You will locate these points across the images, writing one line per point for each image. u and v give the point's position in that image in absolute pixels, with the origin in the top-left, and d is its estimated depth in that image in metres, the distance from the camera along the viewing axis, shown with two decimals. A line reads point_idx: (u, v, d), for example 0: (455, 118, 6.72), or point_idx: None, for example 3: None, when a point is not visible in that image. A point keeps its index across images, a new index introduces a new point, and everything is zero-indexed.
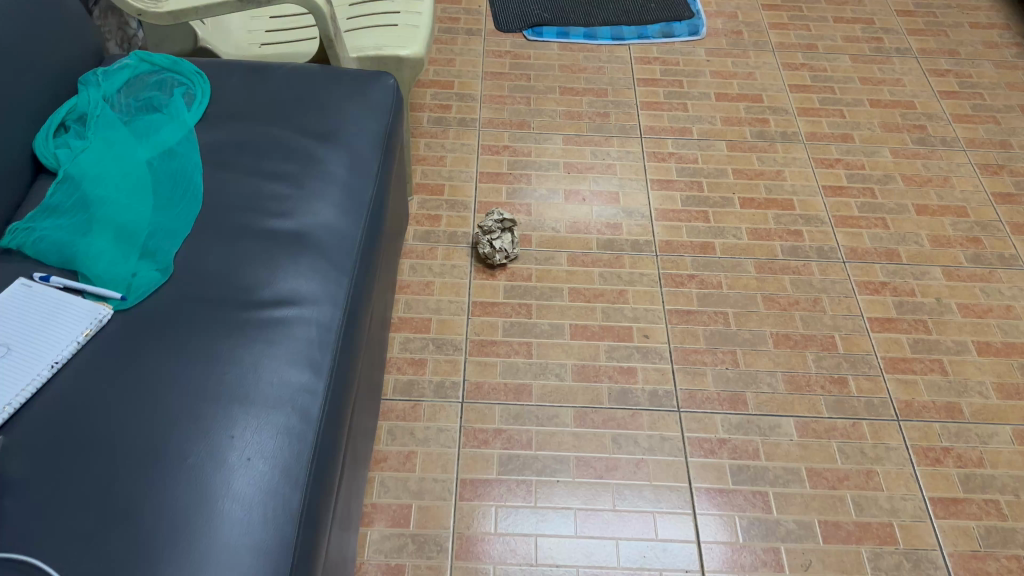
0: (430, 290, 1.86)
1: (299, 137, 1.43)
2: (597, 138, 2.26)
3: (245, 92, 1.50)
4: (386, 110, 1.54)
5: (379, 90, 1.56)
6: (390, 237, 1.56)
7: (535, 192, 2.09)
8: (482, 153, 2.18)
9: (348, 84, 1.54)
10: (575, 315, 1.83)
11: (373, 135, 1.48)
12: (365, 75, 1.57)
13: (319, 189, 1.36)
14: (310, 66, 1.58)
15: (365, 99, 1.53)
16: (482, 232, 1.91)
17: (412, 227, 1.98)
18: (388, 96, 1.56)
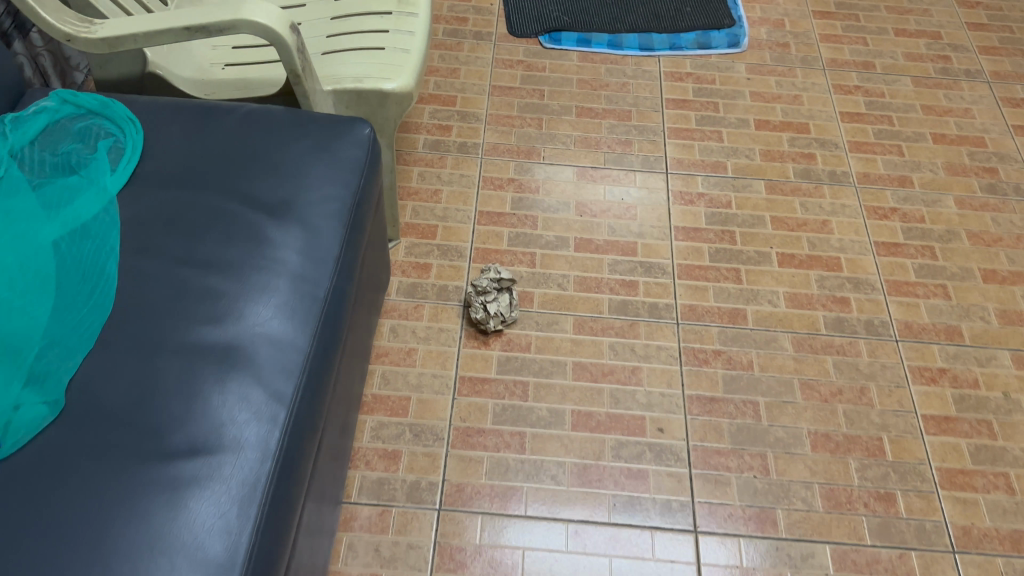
0: (411, 361, 1.60)
1: (245, 210, 1.16)
2: (617, 172, 1.97)
3: (186, 144, 1.23)
4: (358, 171, 1.27)
5: (351, 145, 1.29)
6: (355, 323, 1.30)
7: (541, 238, 1.82)
8: (484, 186, 1.90)
9: (313, 137, 1.27)
10: (578, 398, 1.57)
11: (338, 207, 1.22)
12: (336, 125, 1.30)
13: (263, 284, 1.10)
14: (270, 109, 1.31)
15: (333, 159, 1.26)
16: (475, 293, 1.64)
17: (397, 278, 1.72)
18: (362, 154, 1.29)
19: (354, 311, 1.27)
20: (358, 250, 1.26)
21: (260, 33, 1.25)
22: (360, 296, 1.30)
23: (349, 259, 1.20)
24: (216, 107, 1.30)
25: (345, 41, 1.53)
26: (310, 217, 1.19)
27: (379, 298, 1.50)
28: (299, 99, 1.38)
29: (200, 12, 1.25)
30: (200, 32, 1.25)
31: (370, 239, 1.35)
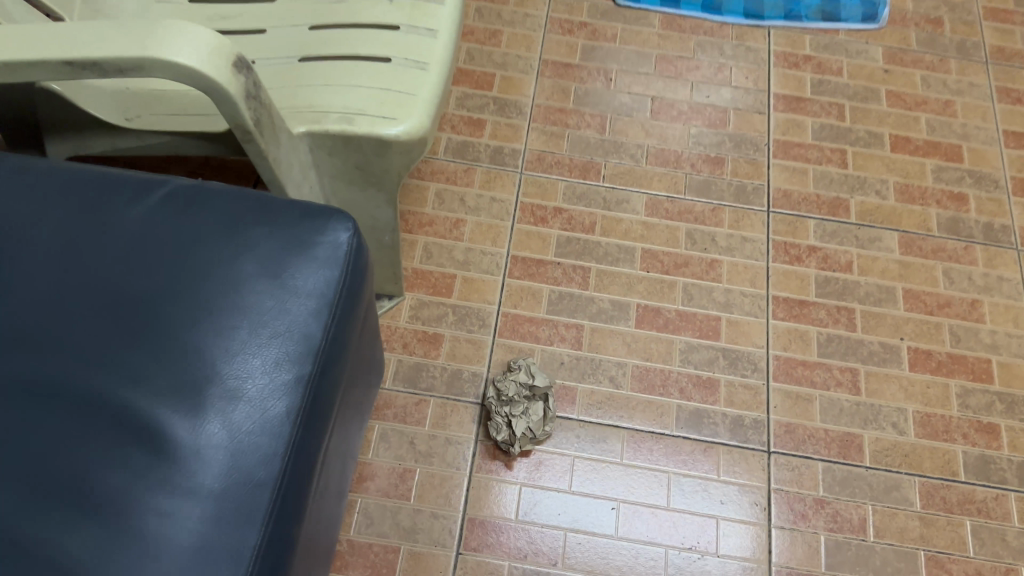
0: (405, 489, 1.18)
1: (145, 394, 0.74)
2: (703, 206, 1.46)
3: (64, 265, 0.79)
4: (329, 309, 0.81)
5: (320, 263, 0.83)
6: (317, 523, 0.88)
7: (592, 304, 1.33)
8: (520, 217, 1.40)
9: (262, 252, 0.82)
10: (625, 564, 1.17)
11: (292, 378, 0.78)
12: (299, 229, 0.84)
13: (158, 540, 0.68)
14: (202, 196, 0.85)
15: (290, 292, 0.81)
16: (500, 402, 1.19)
17: (396, 356, 1.27)
18: (337, 275, 0.83)
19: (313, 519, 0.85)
20: (322, 435, 0.82)
21: (186, 80, 0.78)
22: (324, 485, 0.87)
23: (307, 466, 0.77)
24: (122, 185, 0.85)
25: (335, 44, 1.02)
26: (244, 402, 0.75)
27: (356, 443, 1.08)
28: (253, 159, 0.90)
29: (92, 35, 0.77)
30: (92, 69, 0.78)
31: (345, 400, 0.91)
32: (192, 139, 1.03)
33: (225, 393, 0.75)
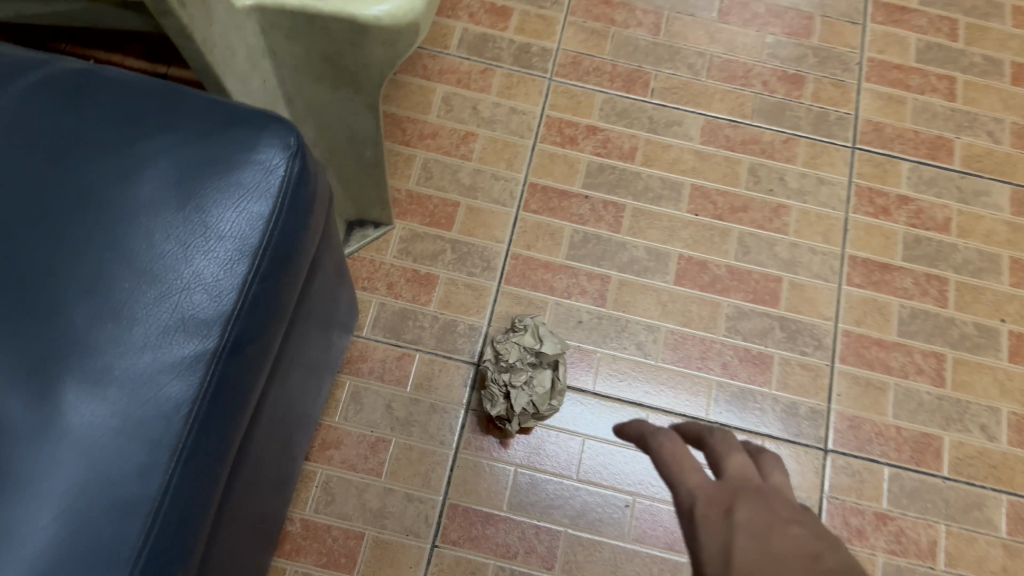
0: (376, 464, 0.97)
1: None
2: (773, 135, 1.18)
3: None
4: (253, 255, 0.59)
5: (245, 191, 0.60)
6: (232, 531, 0.67)
7: (624, 251, 1.08)
8: (545, 135, 1.13)
9: (166, 171, 0.60)
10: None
11: (191, 346, 0.56)
12: (220, 142, 0.61)
13: None
14: (92, 86, 0.62)
15: (198, 227, 0.59)
16: (498, 370, 0.96)
17: (379, 298, 1.03)
18: (268, 210, 0.60)
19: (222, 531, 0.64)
20: (238, 425, 0.60)
21: None
22: (242, 483, 0.66)
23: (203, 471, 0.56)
24: None
25: None
26: (118, 378, 0.54)
27: (313, 409, 0.87)
28: (175, 40, 0.64)
29: None
30: None
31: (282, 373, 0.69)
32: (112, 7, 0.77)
33: (93, 363, 0.54)
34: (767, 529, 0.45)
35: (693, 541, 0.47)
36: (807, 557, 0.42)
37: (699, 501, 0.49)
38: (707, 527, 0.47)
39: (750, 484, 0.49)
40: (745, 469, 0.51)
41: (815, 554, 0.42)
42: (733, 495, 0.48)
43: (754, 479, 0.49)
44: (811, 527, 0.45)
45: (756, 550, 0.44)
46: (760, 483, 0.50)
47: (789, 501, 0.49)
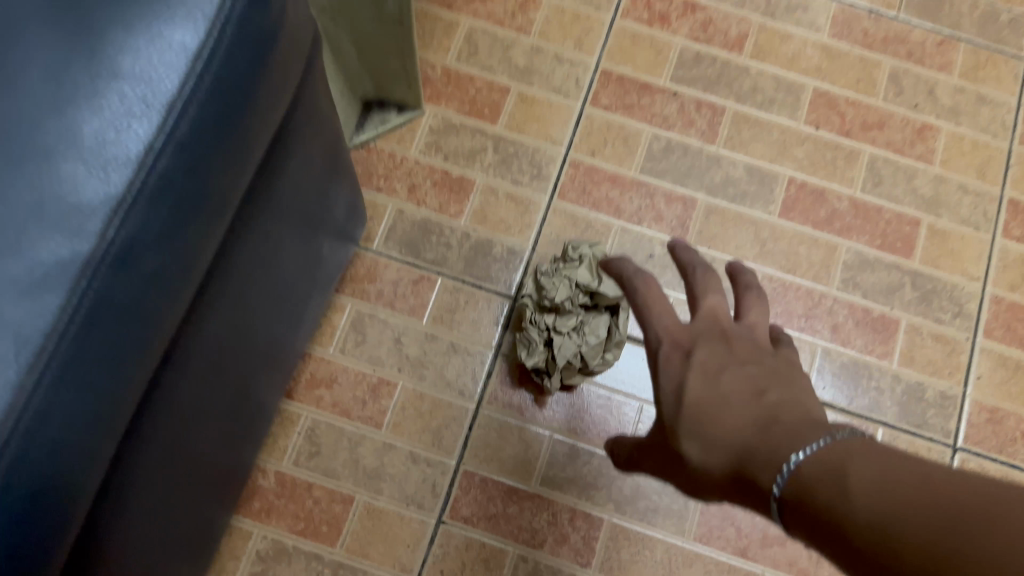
0: (376, 412, 0.76)
1: None
2: (924, 35, 0.90)
3: None
4: (168, 110, 0.37)
5: (164, 8, 0.38)
6: (147, 518, 0.46)
7: (718, 168, 0.83)
8: (628, 10, 0.87)
9: None
10: None
11: (52, 247, 0.35)
12: None
13: None
14: None
15: (83, 56, 0.37)
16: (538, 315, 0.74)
17: (396, 202, 0.81)
18: (197, 40, 0.38)
19: (124, 522, 0.43)
20: (141, 375, 0.39)
21: None
22: (166, 450, 0.46)
23: (67, 446, 0.35)
24: None
25: None
26: None
27: (293, 339, 0.66)
28: None
29: None
30: None
31: (235, 295, 0.48)
32: None
33: None
34: (719, 371, 0.45)
35: (651, 380, 0.47)
36: (757, 399, 0.42)
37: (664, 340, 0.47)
38: (665, 366, 0.47)
39: (716, 323, 0.48)
40: (718, 308, 0.48)
41: (760, 393, 0.43)
42: (695, 334, 0.47)
43: (722, 323, 0.48)
44: (767, 364, 0.46)
45: (705, 389, 0.44)
46: (732, 327, 0.48)
47: (755, 336, 0.48)
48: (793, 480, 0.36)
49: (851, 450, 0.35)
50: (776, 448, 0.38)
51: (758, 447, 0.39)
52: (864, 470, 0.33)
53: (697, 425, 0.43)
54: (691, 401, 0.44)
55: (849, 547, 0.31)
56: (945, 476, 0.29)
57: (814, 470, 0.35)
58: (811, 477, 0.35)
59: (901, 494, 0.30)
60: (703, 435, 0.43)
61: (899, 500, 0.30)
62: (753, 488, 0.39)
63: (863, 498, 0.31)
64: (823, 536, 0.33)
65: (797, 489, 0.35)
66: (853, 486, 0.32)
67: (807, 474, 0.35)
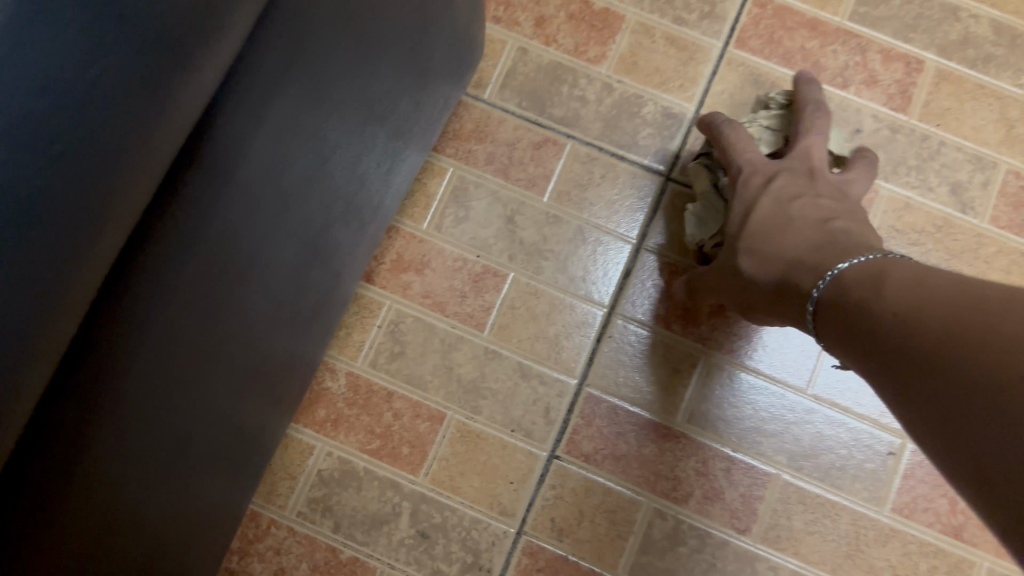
0: (478, 309, 0.58)
1: None
2: None
3: None
4: None
5: None
6: (158, 413, 0.30)
7: (956, 22, 0.62)
8: None
9: None
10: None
11: None
12: None
13: None
14: None
15: None
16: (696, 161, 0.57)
17: (519, 38, 0.62)
18: None
19: (118, 417, 0.27)
20: (139, 153, 0.21)
21: None
22: (197, 294, 0.29)
23: None
24: None
25: None
26: None
27: (385, 190, 0.49)
28: None
29: None
30: None
31: (318, 64, 0.31)
32: None
33: None
34: (793, 196, 0.48)
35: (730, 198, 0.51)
36: (822, 223, 0.46)
37: (745, 168, 0.51)
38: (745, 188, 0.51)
39: (805, 161, 0.51)
40: (813, 146, 0.51)
41: (827, 219, 0.46)
42: (781, 165, 0.50)
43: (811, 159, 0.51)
44: (844, 202, 0.48)
45: (775, 210, 0.48)
46: (821, 165, 0.51)
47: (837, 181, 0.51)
48: (830, 289, 0.40)
49: (896, 264, 0.37)
50: (821, 260, 0.42)
51: (816, 257, 0.43)
52: (895, 276, 0.36)
53: (757, 242, 0.47)
54: (759, 220, 0.48)
55: (873, 332, 0.34)
56: (977, 280, 0.31)
57: (852, 278, 0.38)
58: (851, 285, 0.38)
59: (917, 290, 0.33)
60: (761, 249, 0.47)
61: (913, 293, 0.33)
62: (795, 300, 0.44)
63: (887, 295, 0.35)
64: (851, 331, 0.37)
65: (835, 292, 0.39)
66: (885, 287, 0.35)
67: (847, 281, 0.39)
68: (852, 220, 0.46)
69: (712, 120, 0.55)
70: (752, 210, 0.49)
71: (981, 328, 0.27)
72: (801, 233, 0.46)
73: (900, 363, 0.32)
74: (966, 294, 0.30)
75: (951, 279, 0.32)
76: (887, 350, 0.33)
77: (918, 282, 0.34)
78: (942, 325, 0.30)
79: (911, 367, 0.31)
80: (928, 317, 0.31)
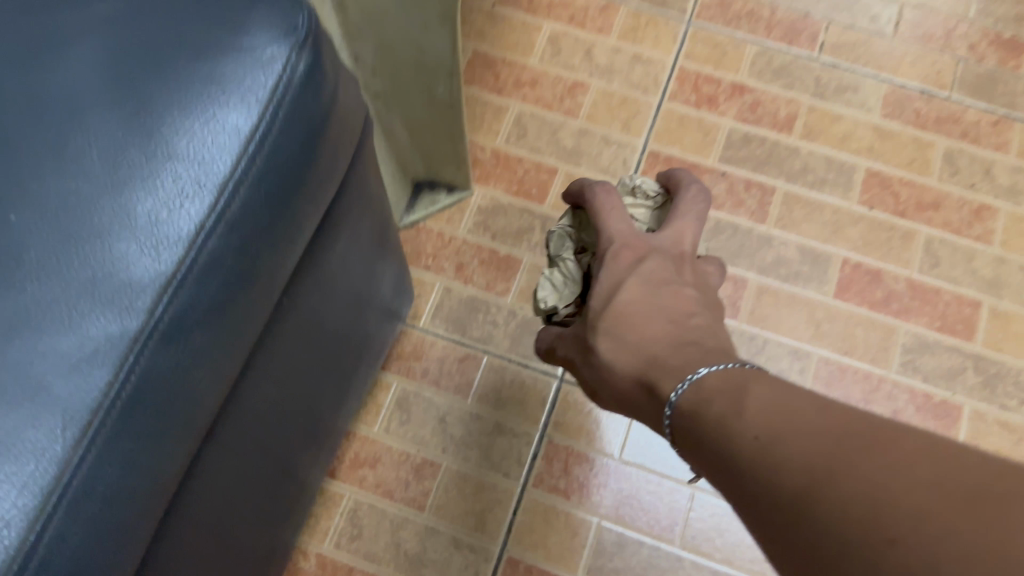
0: (418, 494, 0.74)
1: None
2: (979, 115, 0.88)
3: None
4: (222, 191, 0.37)
5: (218, 91, 0.38)
6: None
7: (769, 248, 0.82)
8: (676, 93, 0.88)
9: (102, 43, 0.38)
10: None
11: (102, 324, 0.34)
12: (190, 13, 0.39)
13: None
14: None
15: (141, 133, 0.37)
16: (559, 231, 0.57)
17: (444, 279, 0.82)
18: (256, 121, 0.38)
19: None
20: (183, 454, 0.38)
21: None
22: (207, 521, 0.45)
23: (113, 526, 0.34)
24: None
25: None
26: None
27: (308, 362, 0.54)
28: None
29: None
30: None
31: (286, 364, 0.49)
32: None
33: None
34: (661, 284, 0.47)
35: (598, 270, 0.49)
36: (685, 320, 0.46)
37: (615, 243, 0.50)
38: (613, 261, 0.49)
39: (674, 247, 0.51)
40: (683, 233, 0.51)
41: (687, 316, 0.46)
42: (652, 248, 0.50)
43: (681, 247, 0.51)
44: (704, 296, 0.49)
45: (641, 296, 0.46)
46: (686, 252, 0.51)
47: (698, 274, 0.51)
48: (691, 396, 0.39)
49: (755, 378, 0.38)
50: (679, 363, 0.42)
51: (670, 360, 0.43)
52: (759, 395, 0.35)
53: (622, 323, 0.46)
54: (622, 304, 0.47)
55: (727, 447, 0.34)
56: (850, 412, 0.32)
57: (716, 386, 0.38)
58: (714, 391, 0.38)
59: (779, 408, 0.34)
60: (623, 336, 0.46)
61: (780, 417, 0.33)
62: (649, 396, 0.43)
63: (749, 409, 0.35)
64: (707, 439, 0.36)
65: (695, 398, 0.38)
66: (748, 402, 0.35)
67: (708, 387, 0.38)
68: (710, 319, 0.47)
69: (585, 189, 0.54)
70: (620, 287, 0.47)
71: (887, 474, 0.27)
72: (664, 323, 0.45)
73: (762, 488, 0.31)
74: (858, 428, 0.30)
75: (816, 406, 0.33)
76: (746, 467, 0.33)
77: (784, 402, 0.34)
78: (824, 454, 0.30)
79: (774, 491, 0.31)
80: (803, 444, 0.30)
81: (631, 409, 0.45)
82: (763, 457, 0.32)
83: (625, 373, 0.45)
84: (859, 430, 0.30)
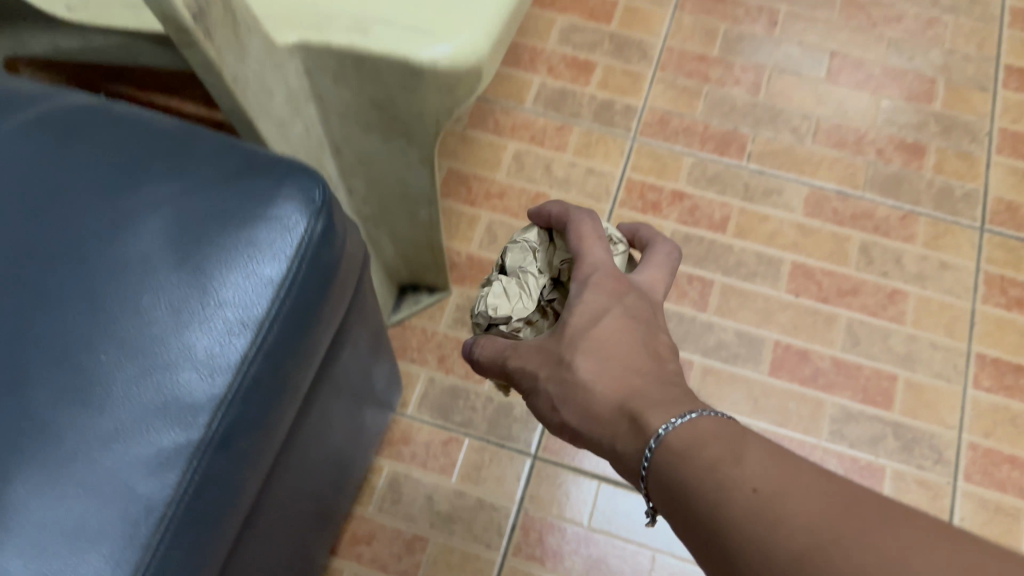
0: (410, 565, 0.83)
1: None
2: (888, 211, 1.02)
3: None
4: (259, 327, 0.48)
5: (255, 250, 0.49)
6: None
7: (711, 334, 0.94)
8: (625, 200, 1.01)
9: (164, 215, 0.49)
10: None
11: (170, 437, 0.44)
12: (231, 190, 0.50)
13: None
14: (95, 125, 0.52)
15: (196, 286, 0.48)
16: (522, 245, 0.59)
17: (428, 371, 0.92)
18: (284, 272, 0.49)
19: None
20: (227, 538, 0.48)
21: None
22: None
23: None
24: None
25: None
26: (76, 473, 0.42)
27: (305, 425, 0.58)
28: (207, 81, 0.56)
29: None
30: None
31: (302, 459, 0.59)
32: (150, 44, 0.65)
33: (52, 452, 0.43)
34: (638, 322, 0.51)
35: (580, 291, 0.52)
36: (659, 360, 0.49)
37: (597, 268, 0.53)
38: (595, 286, 0.52)
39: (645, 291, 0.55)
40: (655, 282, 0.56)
41: (660, 357, 0.50)
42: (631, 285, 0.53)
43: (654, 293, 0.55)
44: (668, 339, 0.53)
45: (620, 327, 0.50)
46: (657, 298, 0.55)
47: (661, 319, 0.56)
48: (686, 434, 0.42)
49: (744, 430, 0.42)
50: (661, 399, 0.46)
51: (650, 393, 0.46)
52: (752, 448, 0.40)
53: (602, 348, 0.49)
54: (601, 330, 0.50)
55: (723, 495, 0.38)
56: (841, 480, 0.37)
57: (711, 432, 0.42)
58: (708, 436, 0.41)
59: (777, 466, 0.38)
60: (603, 359, 0.49)
61: (780, 476, 0.38)
62: (630, 424, 0.45)
63: (748, 463, 0.39)
64: (700, 481, 0.40)
65: (689, 440, 0.42)
66: (745, 455, 0.39)
67: (703, 431, 0.42)
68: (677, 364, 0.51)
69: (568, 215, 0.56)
70: (603, 316, 0.50)
71: (894, 555, 0.33)
72: (641, 358, 0.49)
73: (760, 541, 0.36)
74: (857, 501, 0.36)
75: (810, 471, 0.38)
76: (742, 518, 0.37)
77: (779, 459, 0.39)
78: (829, 524, 0.35)
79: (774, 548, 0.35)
80: (810, 513, 0.35)
81: (599, 428, 0.48)
82: (763, 512, 0.36)
83: (601, 396, 0.48)
84: (860, 505, 0.35)
